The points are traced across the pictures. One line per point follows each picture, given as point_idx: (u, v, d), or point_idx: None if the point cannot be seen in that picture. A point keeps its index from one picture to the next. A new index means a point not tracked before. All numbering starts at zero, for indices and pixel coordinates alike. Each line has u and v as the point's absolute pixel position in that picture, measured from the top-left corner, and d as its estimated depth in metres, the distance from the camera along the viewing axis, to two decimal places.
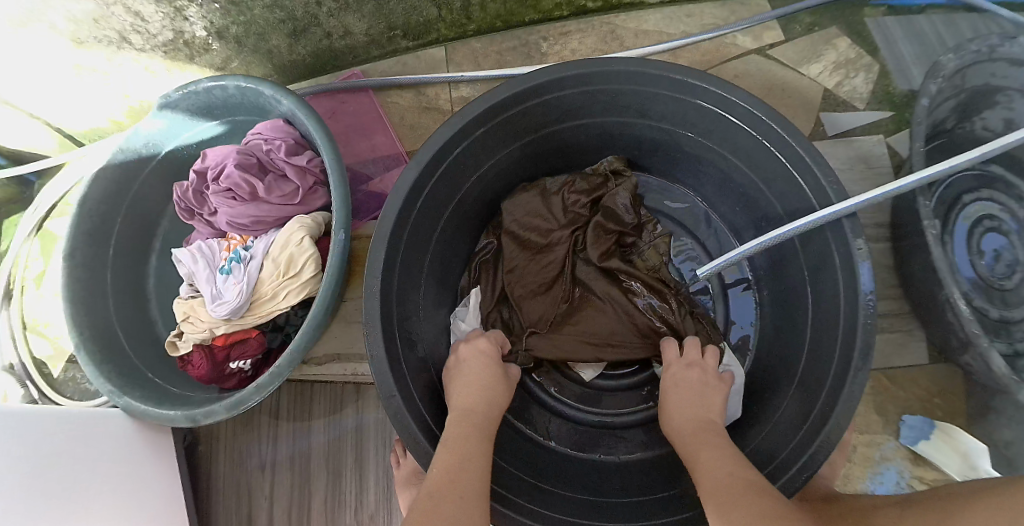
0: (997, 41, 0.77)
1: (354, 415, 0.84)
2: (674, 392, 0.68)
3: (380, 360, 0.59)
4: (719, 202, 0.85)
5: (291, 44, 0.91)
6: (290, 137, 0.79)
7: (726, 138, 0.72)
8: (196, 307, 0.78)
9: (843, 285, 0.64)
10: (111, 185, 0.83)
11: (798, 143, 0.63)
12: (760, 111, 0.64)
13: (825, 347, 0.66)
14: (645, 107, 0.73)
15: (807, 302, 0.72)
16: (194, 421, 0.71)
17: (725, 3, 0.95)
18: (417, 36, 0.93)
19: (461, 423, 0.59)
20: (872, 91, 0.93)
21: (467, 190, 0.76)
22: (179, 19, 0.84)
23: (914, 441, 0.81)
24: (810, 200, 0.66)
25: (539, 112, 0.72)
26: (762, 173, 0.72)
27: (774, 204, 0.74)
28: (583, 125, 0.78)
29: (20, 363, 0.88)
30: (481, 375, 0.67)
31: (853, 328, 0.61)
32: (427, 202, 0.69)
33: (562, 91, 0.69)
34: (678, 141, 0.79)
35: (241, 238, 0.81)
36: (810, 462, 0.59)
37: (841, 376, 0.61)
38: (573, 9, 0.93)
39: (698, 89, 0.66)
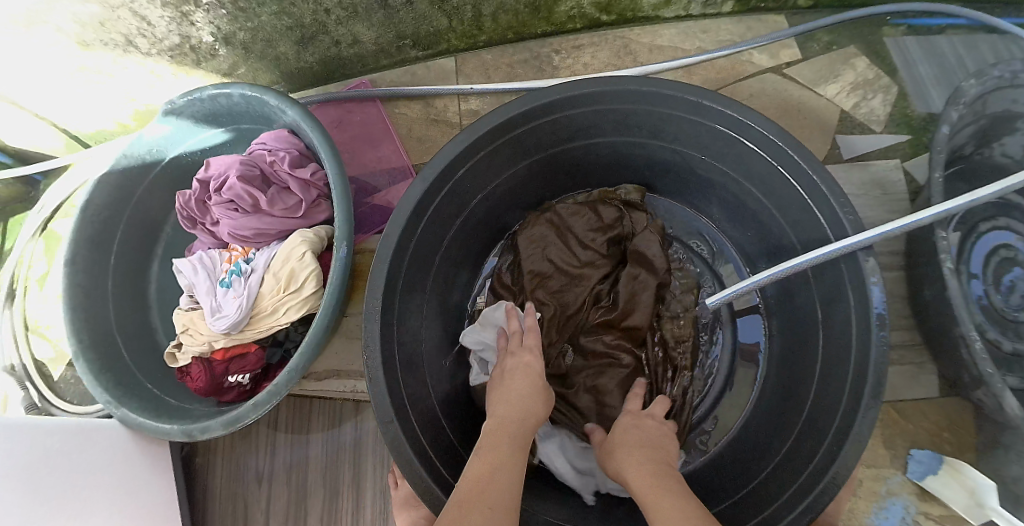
0: (1020, 67, 0.75)
1: (353, 431, 0.82)
2: (631, 439, 0.61)
3: (378, 382, 0.58)
4: (733, 226, 0.83)
5: (298, 51, 0.89)
6: (294, 149, 0.78)
7: (740, 162, 0.71)
8: (197, 319, 0.77)
9: (856, 320, 0.62)
10: (115, 191, 0.82)
11: (814, 170, 0.61)
12: (781, 138, 0.62)
13: (835, 381, 0.64)
14: (657, 128, 0.72)
15: (819, 333, 0.70)
16: (190, 436, 0.70)
17: (742, 20, 0.93)
18: (428, 45, 0.91)
19: (492, 435, 0.55)
20: (890, 113, 0.91)
21: (472, 210, 0.75)
22: (186, 24, 0.82)
23: (921, 476, 0.79)
24: (825, 232, 0.64)
25: (550, 129, 0.70)
26: (777, 200, 0.70)
27: (788, 232, 0.72)
28: (594, 144, 0.76)
29: (21, 364, 0.88)
30: (514, 383, 0.62)
31: (865, 366, 0.59)
32: (432, 220, 0.67)
33: (574, 110, 0.67)
34: (690, 163, 0.77)
35: (243, 250, 0.79)
36: (815, 504, 0.58)
37: (850, 414, 0.59)
38: (587, 22, 0.91)
39: (713, 111, 0.64)
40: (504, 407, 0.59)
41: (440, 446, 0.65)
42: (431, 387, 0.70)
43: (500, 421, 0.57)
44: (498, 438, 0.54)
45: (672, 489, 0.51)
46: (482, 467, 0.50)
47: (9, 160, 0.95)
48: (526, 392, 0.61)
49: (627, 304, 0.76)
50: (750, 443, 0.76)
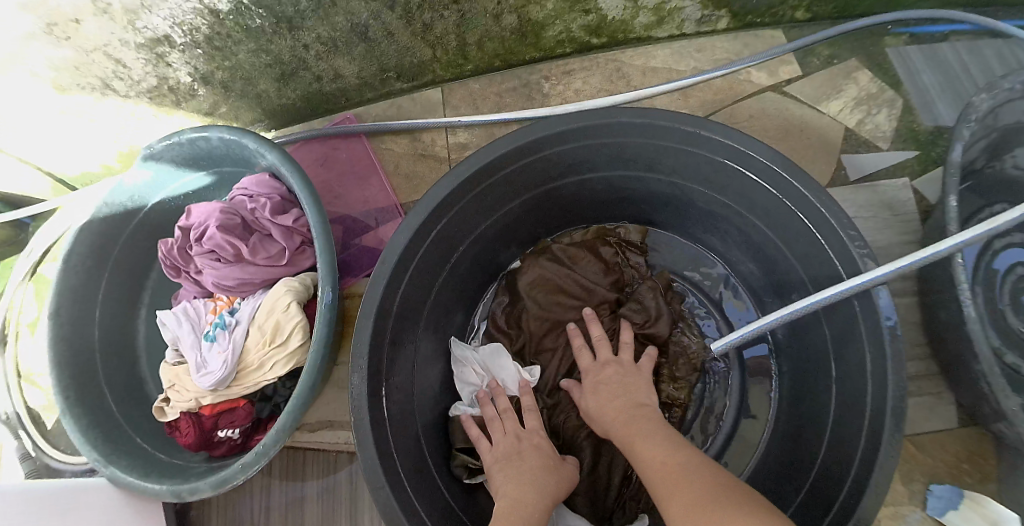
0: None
1: (349, 481, 0.80)
2: (600, 396, 0.66)
3: (367, 444, 0.55)
4: (737, 256, 0.78)
5: (280, 88, 0.86)
6: (276, 194, 0.76)
7: (741, 195, 0.67)
8: (182, 374, 0.74)
9: (872, 359, 0.58)
10: (98, 238, 0.79)
11: (822, 204, 0.57)
12: (785, 168, 0.58)
13: (851, 424, 0.61)
14: (653, 161, 0.68)
15: (834, 372, 0.66)
16: (179, 497, 0.66)
17: (737, 36, 0.90)
18: (411, 77, 0.89)
19: (510, 508, 0.56)
20: (896, 129, 0.87)
21: (462, 254, 0.71)
22: (162, 66, 0.79)
23: (942, 512, 0.74)
24: (836, 266, 0.60)
25: (542, 166, 0.67)
26: (783, 233, 0.66)
27: (796, 268, 0.67)
28: (586, 179, 0.73)
29: (15, 412, 0.85)
30: (525, 468, 0.61)
31: (882, 409, 0.56)
32: (421, 267, 0.65)
33: (563, 146, 0.64)
34: (689, 196, 0.73)
35: (227, 300, 0.77)
36: None
37: (868, 461, 0.56)
38: (576, 46, 0.88)
39: (712, 141, 0.60)
40: (519, 491, 0.58)
41: (435, 505, 0.62)
42: (424, 441, 0.67)
43: (519, 497, 0.57)
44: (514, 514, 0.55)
45: (653, 431, 0.59)
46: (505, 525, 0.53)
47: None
48: (541, 474, 0.61)
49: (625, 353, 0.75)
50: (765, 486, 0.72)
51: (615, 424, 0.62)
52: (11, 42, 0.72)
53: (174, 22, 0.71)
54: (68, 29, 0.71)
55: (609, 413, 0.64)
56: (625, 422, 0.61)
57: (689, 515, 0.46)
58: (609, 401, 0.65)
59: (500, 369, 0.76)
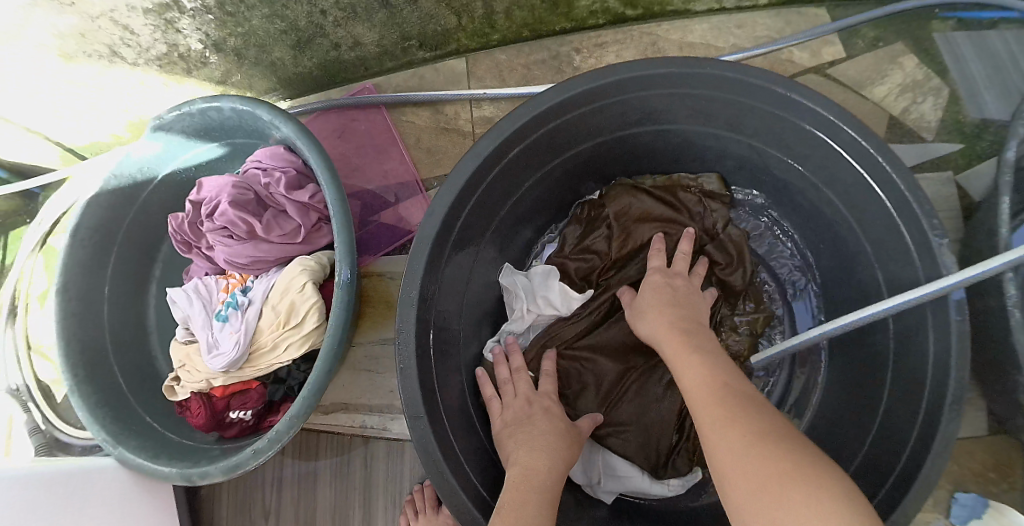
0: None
1: (363, 465, 0.77)
2: (656, 306, 0.59)
3: None
4: (800, 235, 0.73)
5: (295, 56, 0.81)
6: (291, 168, 0.72)
7: (824, 167, 0.60)
8: (193, 355, 0.72)
9: (932, 352, 0.54)
10: (106, 212, 0.75)
11: (908, 190, 0.50)
12: (876, 146, 0.51)
13: (896, 420, 0.57)
14: (737, 119, 0.61)
15: (888, 369, 0.61)
16: (189, 480, 0.64)
17: (779, 13, 0.84)
18: (434, 46, 0.83)
19: (524, 479, 0.52)
20: (942, 118, 0.83)
21: (520, 195, 0.66)
22: (172, 32, 0.74)
23: (965, 521, 0.73)
24: (910, 253, 0.54)
25: (618, 110, 0.60)
26: (857, 211, 0.60)
27: (866, 246, 0.61)
28: (665, 130, 0.66)
29: (25, 385, 0.81)
30: (539, 431, 0.58)
31: (936, 405, 0.52)
32: (458, 240, 0.59)
33: (645, 92, 0.57)
34: (768, 162, 0.66)
35: (240, 278, 0.74)
36: None
37: (913, 458, 0.53)
38: (609, 17, 0.82)
39: (801, 107, 0.54)
40: (530, 456, 0.54)
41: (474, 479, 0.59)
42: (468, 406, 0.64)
43: (530, 465, 0.53)
44: (525, 489, 0.51)
45: (696, 345, 0.53)
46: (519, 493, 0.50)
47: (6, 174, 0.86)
48: (552, 440, 0.57)
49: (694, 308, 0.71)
50: None
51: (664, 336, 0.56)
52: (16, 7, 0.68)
53: None
54: None
55: (657, 320, 0.57)
56: (671, 333, 0.55)
57: (738, 453, 0.40)
58: (662, 314, 0.58)
59: (541, 287, 0.71)
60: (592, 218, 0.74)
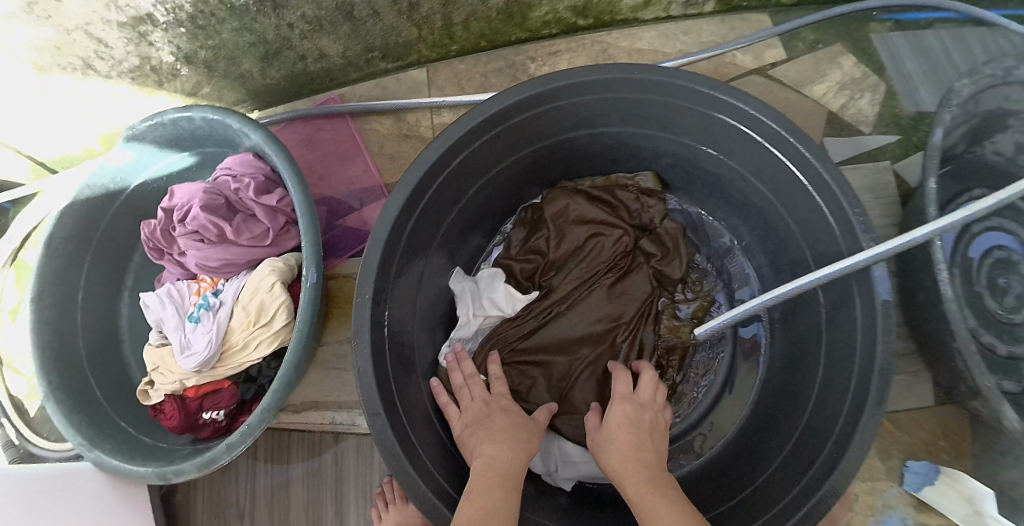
0: (1013, 64, 0.70)
1: (334, 459, 0.80)
2: (622, 428, 0.61)
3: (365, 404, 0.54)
4: (732, 222, 0.78)
5: (263, 68, 0.85)
6: (260, 174, 0.75)
7: (750, 158, 0.64)
8: (166, 357, 0.74)
9: (862, 321, 0.57)
10: (78, 221, 0.77)
11: (822, 163, 0.56)
12: (793, 134, 0.56)
13: (836, 385, 0.60)
14: (667, 120, 0.65)
15: (821, 347, 0.65)
16: (164, 478, 0.66)
17: (723, 20, 0.90)
18: (397, 57, 0.88)
19: (488, 471, 0.55)
20: (879, 113, 0.88)
21: (472, 195, 0.69)
22: (144, 45, 0.78)
23: (918, 488, 0.76)
24: (834, 232, 0.59)
25: (556, 117, 0.64)
26: (784, 199, 0.64)
27: (793, 230, 0.66)
28: (600, 133, 0.70)
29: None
30: (496, 427, 0.61)
31: (869, 367, 0.55)
32: (416, 232, 0.62)
33: (579, 98, 0.61)
34: (698, 158, 0.71)
35: (211, 281, 0.76)
36: (812, 513, 0.55)
37: (851, 420, 0.56)
38: (562, 27, 0.87)
39: (725, 104, 0.58)
40: (494, 449, 0.58)
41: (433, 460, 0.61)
42: (420, 392, 0.67)
43: (496, 458, 0.57)
44: (490, 479, 0.54)
45: (639, 435, 0.61)
46: (479, 492, 0.52)
47: None
48: (510, 434, 0.60)
49: (633, 300, 0.75)
50: (745, 445, 0.72)
51: (613, 422, 0.62)
52: None
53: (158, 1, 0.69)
54: (49, 7, 0.69)
55: (617, 416, 0.63)
56: (622, 417, 0.62)
57: None
58: (623, 412, 0.63)
59: (488, 287, 0.75)
60: (536, 220, 0.79)
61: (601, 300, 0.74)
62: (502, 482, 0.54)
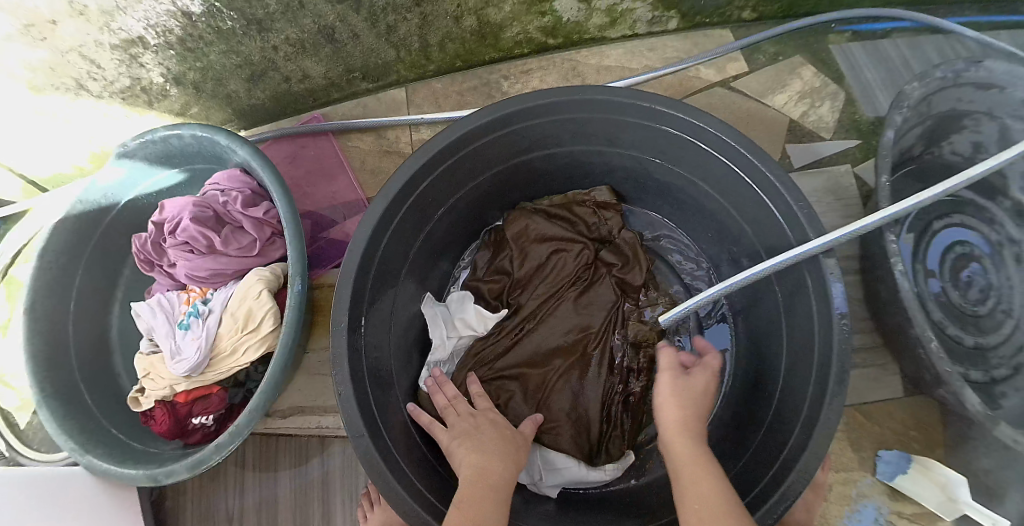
0: (962, 66, 0.71)
1: (321, 463, 0.81)
2: (699, 389, 0.62)
3: (347, 396, 0.56)
4: (690, 226, 0.82)
5: (248, 88, 0.90)
6: (247, 188, 0.78)
7: (695, 164, 0.69)
8: (157, 363, 0.76)
9: (817, 309, 0.60)
10: (71, 235, 0.81)
11: (760, 159, 0.60)
12: (739, 141, 0.60)
13: (801, 372, 0.63)
14: (614, 135, 0.70)
15: (783, 340, 0.68)
16: (155, 481, 0.68)
17: (687, 36, 0.95)
18: (377, 78, 0.93)
19: (474, 484, 0.56)
20: (839, 119, 0.92)
21: (436, 223, 0.73)
22: (135, 66, 0.82)
23: (891, 476, 0.75)
24: (784, 228, 0.62)
25: (507, 142, 0.68)
26: (733, 200, 0.69)
27: (743, 227, 0.70)
28: (553, 153, 0.74)
29: None
30: (485, 436, 0.62)
31: (829, 351, 0.57)
32: (395, 237, 0.65)
33: (531, 121, 0.66)
34: (647, 168, 0.75)
35: (201, 291, 0.79)
36: (784, 497, 0.55)
37: (815, 404, 0.57)
38: (534, 46, 0.92)
39: (669, 116, 0.63)
40: (479, 460, 0.58)
41: (409, 453, 0.63)
42: (396, 389, 0.68)
43: (482, 469, 0.57)
44: (479, 493, 0.54)
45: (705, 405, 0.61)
46: (464, 506, 0.53)
47: None
48: (497, 447, 0.61)
49: (598, 309, 0.78)
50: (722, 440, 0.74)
51: (698, 380, 0.63)
52: None
53: (148, 23, 0.74)
54: (44, 30, 0.72)
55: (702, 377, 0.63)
56: (704, 381, 0.63)
57: None
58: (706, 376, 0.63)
59: (458, 310, 0.78)
60: (500, 241, 0.82)
61: (565, 313, 0.77)
62: (490, 496, 0.55)
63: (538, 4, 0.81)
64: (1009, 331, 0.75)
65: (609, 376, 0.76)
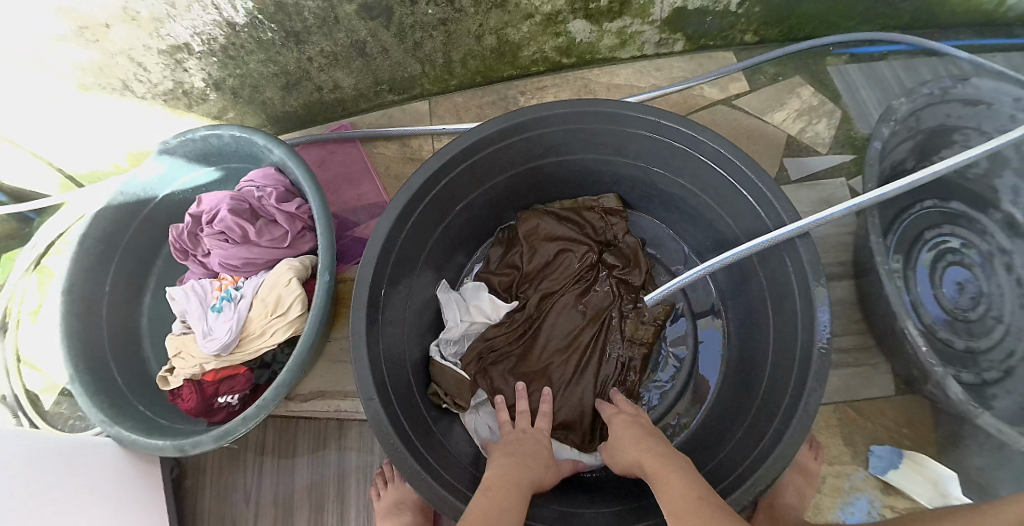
0: (949, 83, 0.77)
1: (338, 445, 0.86)
2: (624, 420, 0.69)
3: (363, 364, 0.62)
4: (689, 237, 0.87)
5: (284, 96, 0.97)
6: (281, 186, 0.85)
7: (696, 176, 0.75)
8: (188, 342, 0.82)
9: (800, 303, 0.64)
10: (110, 224, 0.88)
11: (756, 174, 0.66)
12: (736, 156, 0.66)
13: (784, 360, 0.66)
14: (621, 145, 0.76)
15: (769, 338, 0.71)
16: (182, 450, 0.73)
17: (693, 57, 1.02)
18: (403, 90, 1.00)
19: (499, 479, 0.58)
20: (834, 136, 0.98)
21: (453, 218, 0.79)
22: (180, 70, 0.89)
23: (883, 471, 0.77)
24: (767, 223, 0.68)
25: (524, 147, 0.75)
26: (729, 209, 0.74)
27: (731, 225, 0.76)
28: (565, 161, 0.81)
29: (13, 395, 0.86)
30: (524, 447, 0.66)
31: (810, 337, 0.62)
32: (414, 229, 0.71)
33: (544, 129, 0.72)
34: (653, 180, 0.82)
35: (232, 279, 0.85)
36: (765, 476, 0.58)
37: (799, 387, 0.61)
38: (549, 65, 0.99)
39: (671, 129, 0.69)
40: (508, 460, 0.62)
41: (416, 425, 0.67)
42: (409, 370, 0.74)
43: (509, 468, 0.60)
44: (505, 485, 0.57)
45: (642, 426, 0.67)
46: (486, 497, 0.55)
47: (6, 198, 0.96)
48: (529, 455, 0.64)
49: (598, 306, 0.82)
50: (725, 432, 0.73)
51: (620, 415, 0.70)
52: (44, 40, 0.79)
53: (195, 31, 0.82)
54: (98, 33, 0.79)
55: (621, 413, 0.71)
56: (627, 415, 0.70)
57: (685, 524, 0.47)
58: (619, 411, 0.72)
59: (473, 297, 0.83)
60: (513, 238, 0.88)
61: (568, 308, 0.82)
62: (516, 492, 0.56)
63: (553, 25, 0.89)
64: (999, 335, 0.79)
65: (602, 369, 0.80)
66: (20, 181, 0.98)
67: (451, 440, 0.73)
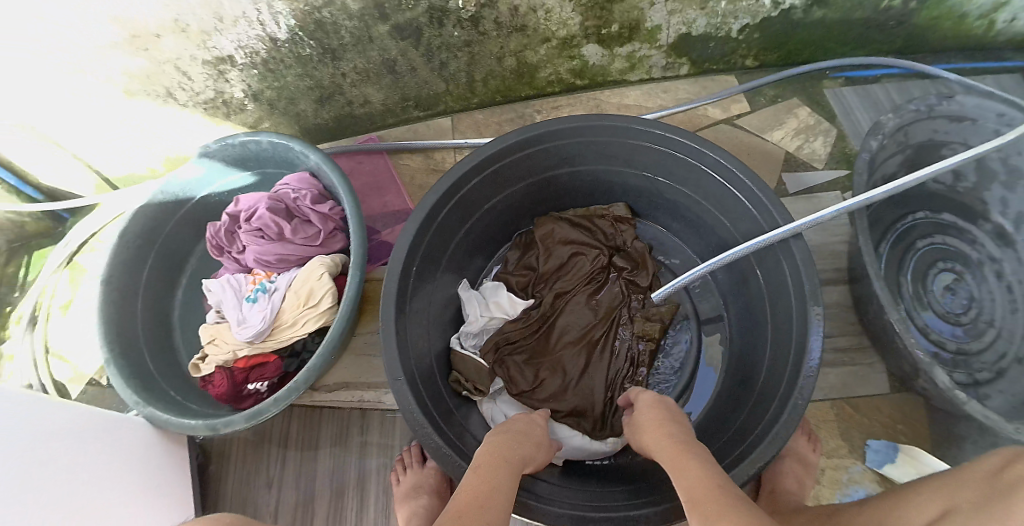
0: (934, 101, 0.82)
1: (360, 433, 0.91)
2: (652, 408, 0.69)
3: (389, 346, 0.67)
4: (694, 243, 0.93)
5: (316, 109, 1.06)
6: (314, 189, 0.92)
7: (699, 186, 0.81)
8: (223, 330, 0.88)
9: (794, 297, 0.69)
10: (150, 222, 0.95)
11: (755, 185, 0.71)
12: (732, 164, 0.72)
13: (781, 352, 0.71)
14: (629, 156, 0.83)
15: (766, 332, 0.76)
16: (214, 429, 0.77)
17: (698, 81, 1.09)
18: (428, 106, 1.08)
19: (493, 457, 0.60)
20: (831, 153, 1.04)
21: (474, 222, 0.85)
22: (221, 81, 0.97)
23: (880, 464, 0.80)
24: (762, 224, 0.73)
25: (540, 158, 0.81)
26: (730, 214, 0.79)
27: (732, 231, 0.81)
28: (578, 171, 0.87)
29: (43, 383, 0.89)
30: (512, 429, 0.69)
31: (804, 328, 0.66)
32: (439, 228, 0.77)
33: (556, 142, 0.79)
34: (660, 190, 0.88)
35: (265, 274, 0.91)
36: (761, 456, 0.62)
37: (794, 375, 0.65)
38: (564, 86, 1.07)
39: (675, 141, 0.75)
40: (497, 439, 0.65)
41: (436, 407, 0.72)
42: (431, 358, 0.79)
43: (499, 445, 0.63)
44: (496, 463, 0.59)
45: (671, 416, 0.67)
46: (479, 474, 0.57)
47: (41, 197, 1.01)
48: (520, 436, 0.67)
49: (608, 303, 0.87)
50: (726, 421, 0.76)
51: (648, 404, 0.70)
52: (99, 47, 0.87)
53: (239, 45, 0.90)
54: (149, 42, 0.87)
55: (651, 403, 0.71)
56: (656, 404, 0.70)
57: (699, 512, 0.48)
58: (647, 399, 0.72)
59: (492, 295, 0.89)
60: (529, 242, 0.93)
61: (580, 305, 0.87)
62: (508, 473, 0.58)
63: (568, 49, 0.98)
64: (990, 338, 0.83)
65: (612, 363, 0.84)
66: (57, 182, 1.02)
67: (467, 425, 0.78)
